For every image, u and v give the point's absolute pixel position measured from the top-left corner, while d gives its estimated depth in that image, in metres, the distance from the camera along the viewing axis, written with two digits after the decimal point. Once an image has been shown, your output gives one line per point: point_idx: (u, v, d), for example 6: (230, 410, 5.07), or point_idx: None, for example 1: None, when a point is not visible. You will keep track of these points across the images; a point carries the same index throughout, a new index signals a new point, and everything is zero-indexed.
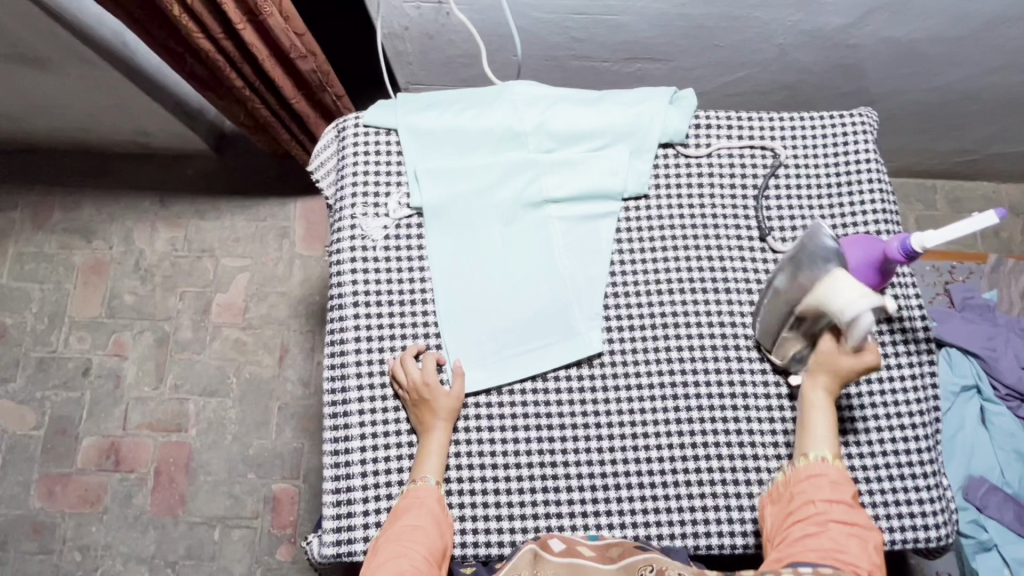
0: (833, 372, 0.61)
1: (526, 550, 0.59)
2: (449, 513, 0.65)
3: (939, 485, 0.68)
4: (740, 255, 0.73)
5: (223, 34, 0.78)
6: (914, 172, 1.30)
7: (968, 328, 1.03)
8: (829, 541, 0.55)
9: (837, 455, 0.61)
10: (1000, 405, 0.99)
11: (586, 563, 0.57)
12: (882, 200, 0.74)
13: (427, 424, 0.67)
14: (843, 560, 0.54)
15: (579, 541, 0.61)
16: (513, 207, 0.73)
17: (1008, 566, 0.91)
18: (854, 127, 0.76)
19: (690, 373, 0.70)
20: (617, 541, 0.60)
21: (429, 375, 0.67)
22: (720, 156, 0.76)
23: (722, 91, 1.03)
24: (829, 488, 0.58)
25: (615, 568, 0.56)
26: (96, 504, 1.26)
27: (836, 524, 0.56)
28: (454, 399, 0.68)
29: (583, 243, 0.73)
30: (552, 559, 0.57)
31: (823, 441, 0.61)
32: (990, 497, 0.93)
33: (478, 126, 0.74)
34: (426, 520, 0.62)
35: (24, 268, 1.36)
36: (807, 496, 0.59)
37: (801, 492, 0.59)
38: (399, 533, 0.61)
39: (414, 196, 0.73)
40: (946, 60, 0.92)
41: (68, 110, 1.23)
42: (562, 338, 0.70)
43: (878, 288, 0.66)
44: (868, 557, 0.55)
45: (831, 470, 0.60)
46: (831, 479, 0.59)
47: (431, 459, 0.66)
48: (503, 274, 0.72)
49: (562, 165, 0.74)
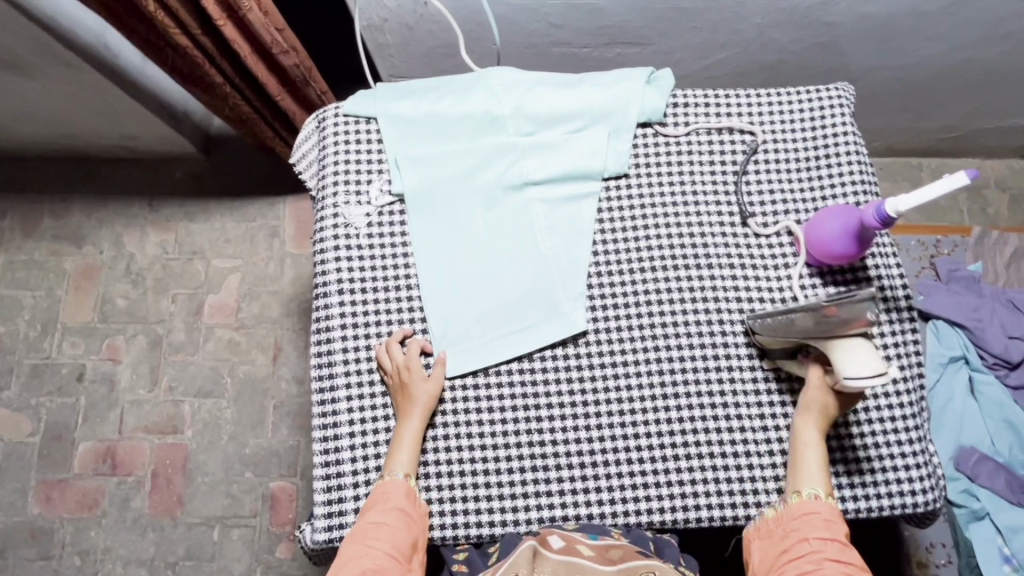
0: (823, 409, 0.65)
1: (526, 546, 0.58)
2: (418, 507, 0.65)
3: (925, 450, 0.68)
4: (721, 231, 0.74)
5: (202, 31, 0.79)
6: (898, 151, 1.30)
7: (955, 300, 1.03)
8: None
9: (828, 492, 0.63)
10: (988, 374, 0.99)
11: (584, 562, 0.57)
12: (860, 172, 0.74)
13: (406, 409, 0.67)
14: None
15: (579, 540, 0.62)
16: (493, 191, 0.73)
17: (1001, 534, 0.91)
18: (831, 100, 0.76)
19: (674, 349, 0.71)
20: (617, 544, 0.61)
21: (412, 360, 0.68)
22: (698, 134, 0.76)
23: (703, 73, 1.03)
24: (822, 526, 0.60)
25: (615, 570, 0.57)
26: (94, 508, 1.26)
27: (830, 563, 0.58)
28: (433, 384, 0.68)
29: (564, 224, 0.73)
30: (551, 555, 0.58)
31: (815, 479, 0.63)
32: (981, 466, 0.94)
33: (456, 112, 0.75)
34: (395, 511, 0.63)
35: (14, 276, 1.36)
36: (800, 533, 0.61)
37: (794, 530, 0.61)
38: (365, 532, 0.61)
39: (395, 183, 0.74)
40: (923, 35, 0.92)
41: (53, 116, 1.23)
42: (547, 319, 0.71)
43: (855, 256, 0.67)
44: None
45: (824, 508, 0.62)
46: (823, 516, 0.61)
47: (403, 452, 0.66)
48: (486, 258, 0.73)
49: (541, 148, 0.74)
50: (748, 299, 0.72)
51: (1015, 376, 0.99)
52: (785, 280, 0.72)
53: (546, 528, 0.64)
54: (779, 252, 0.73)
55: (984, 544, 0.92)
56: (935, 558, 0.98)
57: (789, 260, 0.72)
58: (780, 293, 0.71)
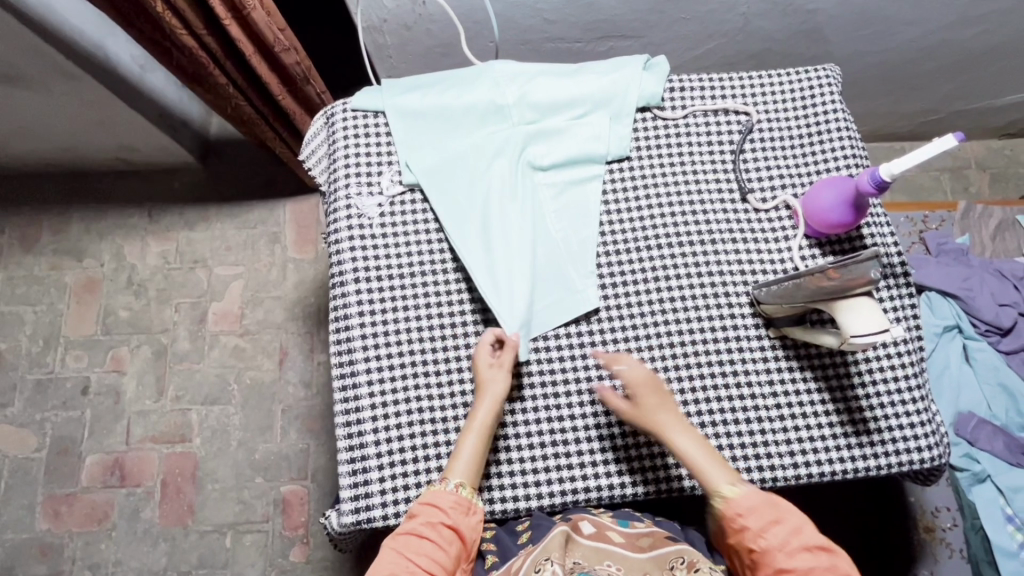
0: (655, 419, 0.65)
1: (558, 530, 0.61)
2: (468, 516, 0.64)
3: (928, 408, 0.71)
4: (722, 208, 0.76)
5: (207, 31, 0.80)
6: (882, 136, 1.35)
7: (945, 272, 1.07)
8: (801, 564, 0.58)
9: (729, 477, 0.62)
10: (981, 341, 1.03)
11: (614, 549, 0.61)
12: (851, 146, 0.77)
13: (472, 420, 0.67)
14: (824, 568, 0.58)
15: (609, 526, 0.65)
16: (506, 176, 0.75)
17: (1003, 495, 0.94)
18: (819, 80, 0.80)
19: (684, 322, 0.73)
20: (648, 532, 0.64)
21: (484, 358, 0.69)
22: (696, 116, 0.79)
23: (693, 64, 1.07)
24: (754, 524, 0.60)
25: (645, 558, 0.60)
26: (103, 521, 1.25)
27: (784, 552, 0.59)
28: (501, 372, 0.68)
29: (571, 206, 0.76)
30: (582, 541, 0.62)
31: (718, 476, 0.62)
32: (980, 431, 0.97)
33: (463, 102, 0.77)
34: (435, 522, 0.62)
35: (14, 292, 1.36)
36: (749, 544, 0.60)
37: (739, 539, 0.61)
38: (406, 543, 0.61)
39: (405, 173, 0.76)
40: (902, 19, 0.96)
41: (52, 130, 1.24)
42: (566, 297, 0.73)
43: (852, 224, 0.70)
44: (814, 535, 0.59)
45: (741, 499, 0.61)
46: (749, 510, 0.60)
47: (461, 462, 0.65)
48: (503, 237, 0.73)
49: (546, 135, 0.77)
50: (750, 271, 0.74)
51: (1007, 341, 1.03)
52: (785, 251, 0.74)
53: (576, 514, 0.67)
54: (779, 225, 0.75)
55: (987, 505, 0.94)
56: (941, 522, 1.00)
57: (788, 232, 0.75)
58: (781, 264, 0.74)
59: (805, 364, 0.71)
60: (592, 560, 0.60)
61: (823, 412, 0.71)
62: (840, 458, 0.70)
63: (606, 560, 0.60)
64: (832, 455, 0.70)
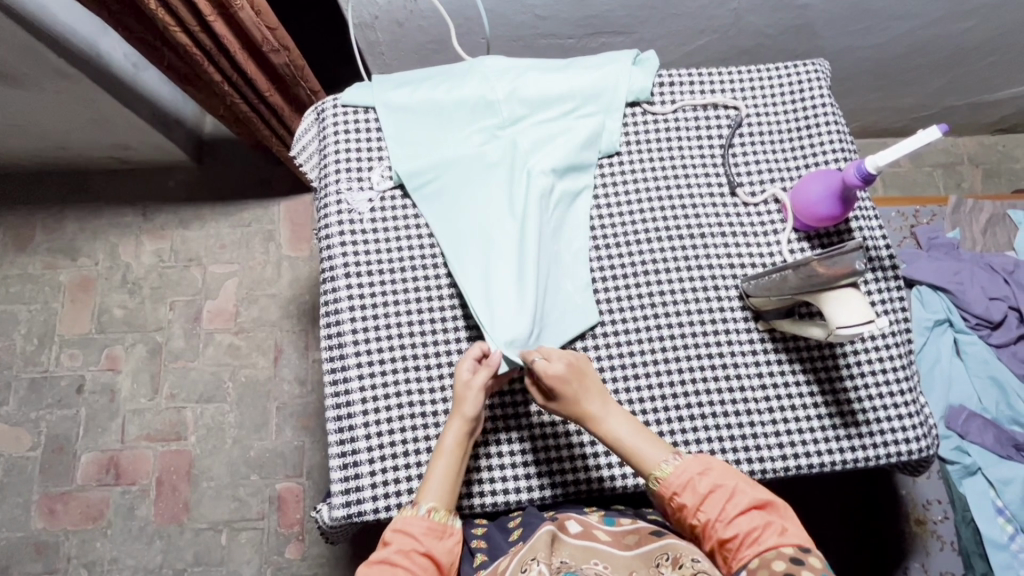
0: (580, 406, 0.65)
1: (543, 531, 0.62)
2: (443, 541, 0.62)
3: (916, 400, 0.71)
4: (711, 202, 0.77)
5: (201, 28, 0.80)
6: (875, 132, 1.35)
7: (936, 266, 1.07)
8: (741, 529, 0.58)
9: (662, 454, 0.63)
10: (972, 335, 1.04)
11: (601, 547, 0.62)
12: (840, 140, 0.77)
13: (438, 446, 0.65)
14: (763, 528, 0.57)
15: (595, 526, 0.66)
16: (501, 182, 0.75)
17: (993, 487, 0.95)
18: (808, 74, 0.80)
19: (673, 315, 0.73)
20: (633, 529, 0.65)
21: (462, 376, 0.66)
22: (685, 111, 0.80)
23: (685, 59, 1.07)
24: (691, 498, 0.60)
25: (632, 555, 0.61)
26: (98, 519, 1.25)
27: (721, 523, 0.59)
28: (473, 391, 0.65)
29: (568, 215, 0.76)
30: (569, 542, 0.62)
31: (653, 455, 0.63)
32: (971, 424, 0.98)
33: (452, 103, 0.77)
34: (409, 550, 0.60)
35: (9, 291, 1.36)
36: (690, 519, 0.60)
37: (681, 517, 0.61)
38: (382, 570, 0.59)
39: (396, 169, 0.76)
40: (892, 14, 0.97)
41: (46, 129, 1.24)
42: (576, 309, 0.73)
43: (839, 217, 0.70)
44: (750, 496, 0.59)
45: (675, 476, 0.61)
46: (684, 484, 0.61)
47: (433, 485, 0.64)
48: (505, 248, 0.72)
49: (537, 143, 0.76)
50: (739, 265, 0.75)
51: (998, 335, 1.03)
52: (774, 245, 0.75)
53: (563, 514, 0.68)
54: (768, 219, 0.76)
55: (978, 497, 0.95)
56: (932, 514, 1.00)
57: (777, 226, 0.75)
58: (770, 258, 0.75)
59: (793, 357, 0.72)
60: (579, 559, 0.60)
61: (811, 405, 0.71)
62: (829, 450, 0.70)
63: (593, 558, 0.60)
64: (821, 447, 0.70)
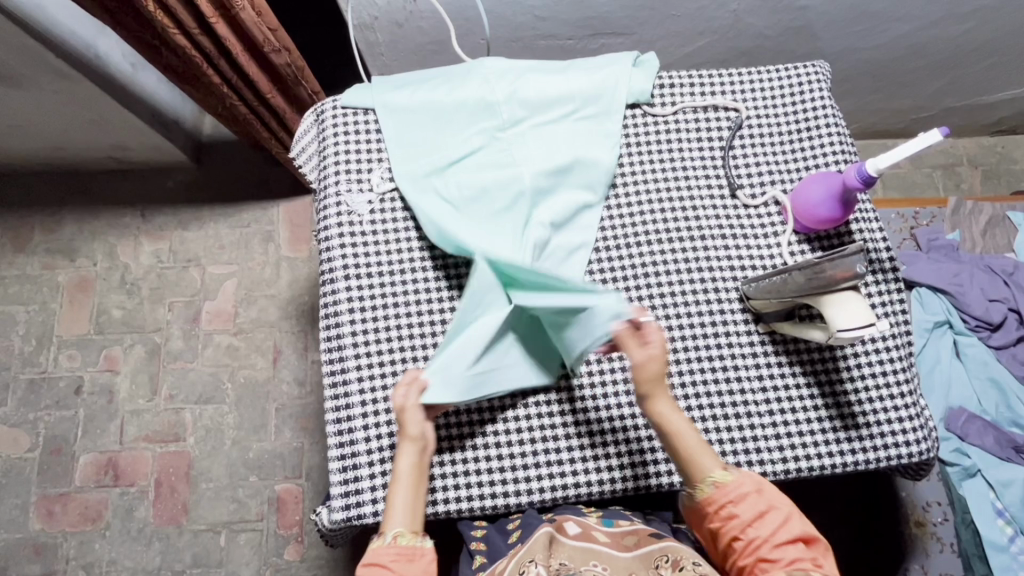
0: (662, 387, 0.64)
1: (541, 533, 0.63)
2: (414, 564, 0.60)
3: (916, 402, 0.71)
4: (712, 203, 0.77)
5: (200, 30, 0.80)
6: (875, 132, 1.35)
7: (935, 267, 1.08)
8: (786, 554, 0.57)
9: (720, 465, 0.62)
10: (971, 337, 1.04)
11: (600, 548, 0.62)
12: (840, 141, 0.77)
13: (394, 472, 0.65)
14: (807, 560, 0.57)
15: (593, 526, 0.66)
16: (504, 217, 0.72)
17: (993, 489, 0.95)
18: (808, 76, 0.80)
19: (673, 317, 0.73)
20: (631, 530, 0.65)
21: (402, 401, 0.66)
22: (686, 113, 0.79)
23: (685, 60, 1.07)
24: (738, 514, 0.59)
25: (631, 556, 0.61)
26: (97, 521, 1.25)
27: (765, 545, 0.58)
28: (416, 413, 0.65)
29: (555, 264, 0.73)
30: (567, 542, 0.62)
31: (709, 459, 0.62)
32: (970, 426, 0.98)
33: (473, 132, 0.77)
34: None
35: (7, 292, 1.35)
36: (730, 532, 0.60)
37: (724, 527, 0.60)
38: None
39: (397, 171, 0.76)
40: (892, 15, 0.96)
41: (44, 130, 1.23)
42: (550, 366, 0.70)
43: (840, 219, 0.70)
44: (801, 527, 0.59)
45: (727, 488, 0.60)
46: (733, 498, 0.60)
47: (398, 510, 0.63)
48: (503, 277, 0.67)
49: (545, 188, 0.74)
50: (739, 267, 0.75)
51: (997, 337, 1.03)
52: (774, 247, 0.75)
53: (561, 514, 0.67)
54: (768, 221, 0.76)
55: (978, 498, 0.95)
56: (932, 517, 0.99)
57: (778, 228, 0.75)
58: (770, 259, 0.74)
59: (793, 359, 0.72)
60: (578, 560, 0.60)
61: (812, 407, 0.71)
62: (829, 452, 0.70)
63: (593, 560, 0.60)
64: (821, 450, 0.70)
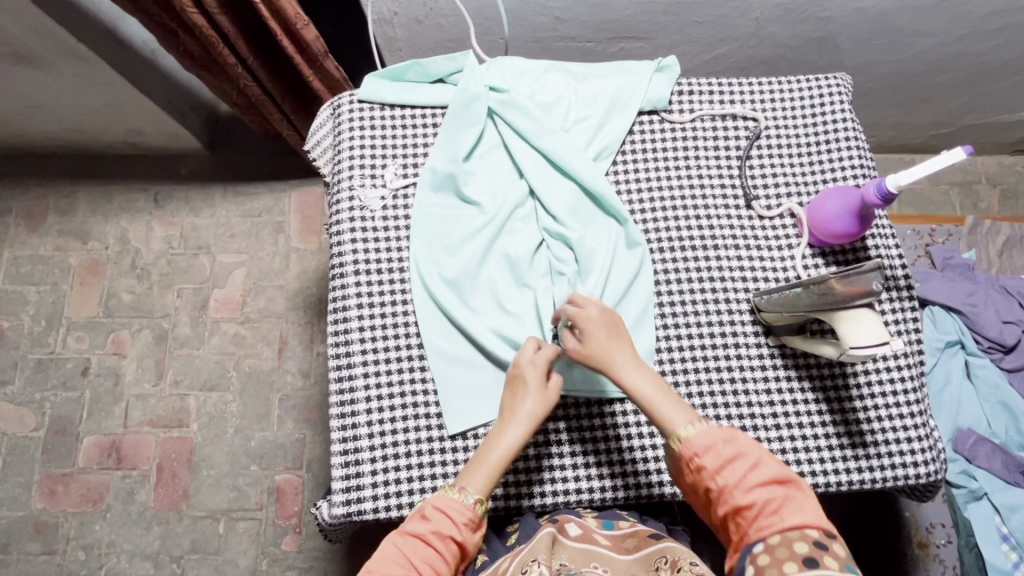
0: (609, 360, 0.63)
1: (543, 534, 0.61)
2: (476, 532, 0.59)
3: (926, 422, 0.70)
4: (726, 214, 0.76)
5: (220, 10, 0.81)
6: (893, 147, 1.34)
7: (948, 286, 1.07)
8: (759, 498, 0.52)
9: (689, 418, 0.59)
10: (983, 358, 1.03)
11: (603, 551, 0.61)
12: (859, 156, 0.76)
13: (512, 411, 0.63)
14: (783, 500, 0.52)
15: (594, 529, 0.65)
16: (518, 229, 0.75)
17: (999, 513, 0.94)
18: (829, 87, 0.79)
19: (682, 325, 0.73)
20: (632, 532, 0.64)
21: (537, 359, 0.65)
22: (704, 120, 0.79)
23: (704, 67, 1.06)
24: (706, 460, 0.56)
25: (632, 559, 0.60)
26: (98, 502, 1.26)
27: (737, 491, 0.53)
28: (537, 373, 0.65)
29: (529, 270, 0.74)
30: (567, 544, 0.61)
31: (676, 416, 0.59)
32: (978, 448, 0.97)
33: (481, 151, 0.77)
34: (444, 533, 0.57)
35: (19, 271, 1.36)
36: (704, 478, 0.56)
37: (698, 479, 0.57)
38: (411, 544, 0.56)
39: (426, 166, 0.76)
40: (914, 29, 0.95)
41: (62, 112, 1.25)
42: (490, 388, 0.70)
43: (857, 234, 0.69)
44: (774, 469, 0.54)
45: (695, 438, 0.57)
46: (703, 447, 0.57)
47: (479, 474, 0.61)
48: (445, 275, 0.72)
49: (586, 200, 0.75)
50: (752, 278, 0.74)
51: (1010, 359, 1.02)
52: (788, 259, 0.74)
53: (562, 515, 0.67)
54: (783, 233, 0.75)
55: (983, 524, 0.94)
56: (935, 538, 1.02)
57: (792, 240, 0.75)
58: (783, 272, 0.74)
59: (803, 374, 0.71)
60: (579, 562, 0.59)
61: (820, 422, 0.70)
62: (835, 470, 0.69)
63: (593, 562, 0.59)
64: (826, 467, 0.69)
